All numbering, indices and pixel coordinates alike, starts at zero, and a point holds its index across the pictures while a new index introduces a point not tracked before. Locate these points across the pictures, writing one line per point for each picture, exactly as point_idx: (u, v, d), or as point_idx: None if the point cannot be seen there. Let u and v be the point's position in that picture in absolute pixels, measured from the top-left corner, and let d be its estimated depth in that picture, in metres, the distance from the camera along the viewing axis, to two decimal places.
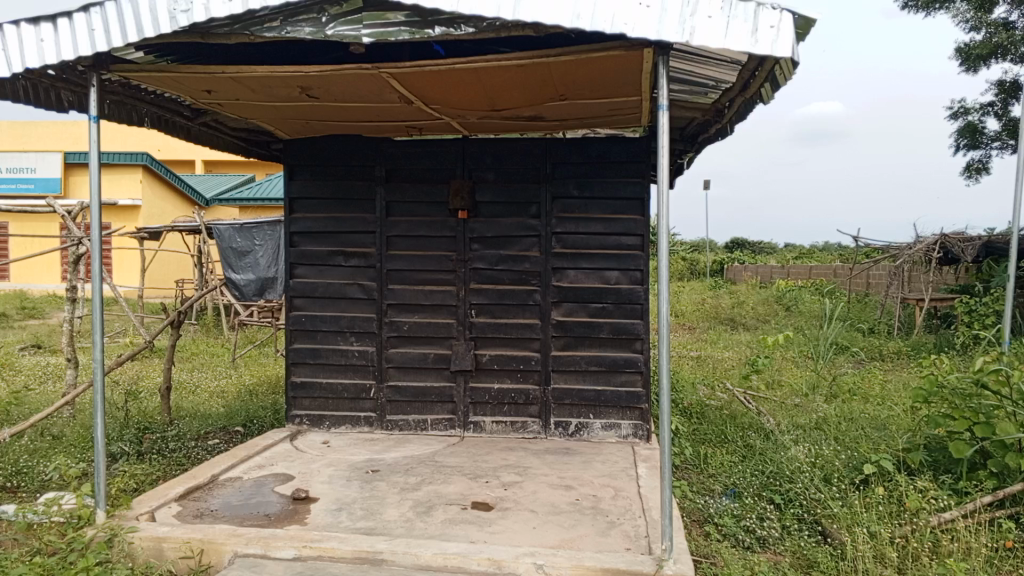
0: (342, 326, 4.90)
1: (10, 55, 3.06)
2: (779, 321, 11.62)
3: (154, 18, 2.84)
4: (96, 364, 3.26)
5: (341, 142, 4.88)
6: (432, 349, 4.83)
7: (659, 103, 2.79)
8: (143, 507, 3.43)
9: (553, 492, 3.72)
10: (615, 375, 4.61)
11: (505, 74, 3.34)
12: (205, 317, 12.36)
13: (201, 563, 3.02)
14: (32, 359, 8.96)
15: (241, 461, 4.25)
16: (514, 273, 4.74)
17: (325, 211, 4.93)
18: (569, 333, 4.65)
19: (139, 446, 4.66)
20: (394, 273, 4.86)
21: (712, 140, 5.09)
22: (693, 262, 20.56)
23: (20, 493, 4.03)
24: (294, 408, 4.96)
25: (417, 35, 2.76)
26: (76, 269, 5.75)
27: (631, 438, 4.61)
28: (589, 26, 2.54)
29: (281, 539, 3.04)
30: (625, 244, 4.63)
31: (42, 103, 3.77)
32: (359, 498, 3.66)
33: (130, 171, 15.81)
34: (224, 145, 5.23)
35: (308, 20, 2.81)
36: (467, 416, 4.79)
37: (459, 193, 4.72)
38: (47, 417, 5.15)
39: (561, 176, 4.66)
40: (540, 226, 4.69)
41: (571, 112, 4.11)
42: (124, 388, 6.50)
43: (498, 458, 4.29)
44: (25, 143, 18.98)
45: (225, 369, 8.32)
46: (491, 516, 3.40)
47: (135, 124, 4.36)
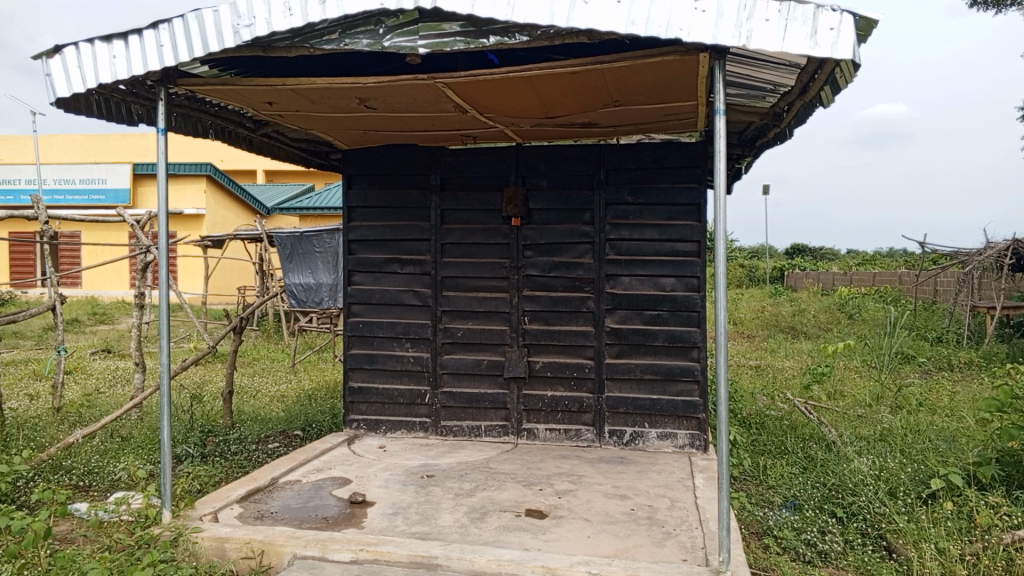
0: (397, 332, 4.97)
1: (85, 72, 3.20)
2: (841, 330, 11.32)
3: (220, 33, 2.94)
4: (163, 367, 3.37)
5: (398, 152, 4.96)
6: (486, 355, 4.85)
7: (716, 107, 2.74)
8: (206, 508, 3.53)
9: (608, 501, 3.69)
10: (671, 383, 4.55)
11: (559, 81, 3.35)
12: (266, 323, 12.66)
13: (262, 563, 3.08)
14: (102, 363, 9.31)
15: (300, 465, 4.34)
16: (567, 280, 4.73)
17: (381, 219, 5.01)
18: (623, 341, 4.61)
19: (203, 449, 4.79)
20: (448, 280, 4.91)
21: (771, 144, 5.00)
22: (752, 269, 20.18)
23: (91, 492, 4.18)
24: (351, 412, 5.04)
25: (472, 45, 2.79)
26: (144, 276, 5.94)
27: (687, 448, 4.54)
28: (644, 31, 2.52)
29: (339, 542, 3.08)
30: (681, 250, 4.56)
31: (114, 117, 3.92)
32: (414, 503, 3.69)
33: (196, 181, 16.36)
34: (285, 156, 5.36)
35: (366, 32, 2.86)
36: (521, 423, 4.78)
37: (513, 201, 4.75)
38: (117, 419, 5.34)
39: (615, 183, 4.64)
40: (594, 232, 4.68)
41: (626, 118, 4.09)
42: (189, 392, 6.69)
43: (553, 466, 4.27)
44: (98, 155, 19.80)
45: (285, 374, 8.49)
46: (545, 523, 3.39)
47: (200, 136, 4.50)
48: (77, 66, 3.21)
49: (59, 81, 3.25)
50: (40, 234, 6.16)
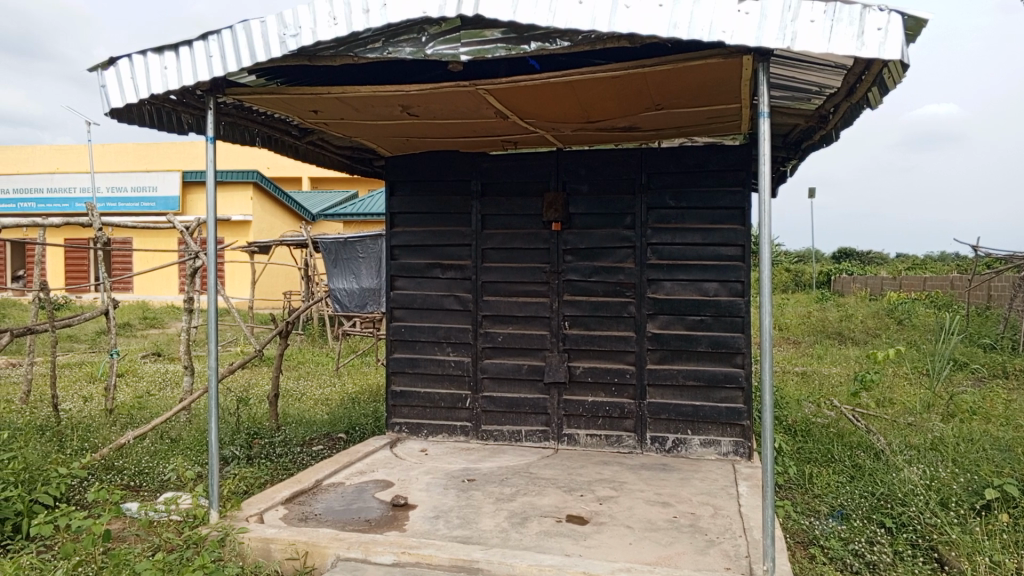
0: (439, 337, 5.01)
1: (138, 82, 3.30)
2: (890, 336, 11.07)
3: (267, 43, 3.00)
4: (211, 370, 3.44)
5: (440, 158, 5.00)
6: (526, 360, 4.86)
7: (760, 110, 2.70)
8: (253, 509, 3.60)
9: (650, 508, 3.66)
10: (715, 390, 4.50)
11: (600, 86, 3.34)
12: (310, 328, 12.86)
13: (306, 564, 3.13)
14: (153, 366, 9.55)
15: (344, 467, 4.39)
16: (608, 285, 4.71)
17: (424, 225, 5.06)
18: (665, 346, 4.57)
19: (249, 451, 4.88)
20: (489, 284, 4.93)
21: (817, 146, 4.92)
22: (797, 273, 19.84)
23: (142, 492, 4.29)
24: (393, 415, 5.10)
25: (513, 51, 2.81)
26: (193, 281, 6.07)
27: (731, 455, 4.48)
28: (686, 35, 2.50)
29: (382, 545, 3.11)
30: (725, 255, 4.51)
31: (165, 127, 4.03)
32: (455, 506, 3.71)
33: (242, 188, 16.69)
34: (329, 163, 5.44)
35: (408, 41, 2.90)
36: (562, 429, 4.78)
37: (553, 205, 4.76)
38: (167, 421, 5.47)
39: (657, 187, 4.61)
40: (635, 237, 4.65)
41: (667, 121, 4.06)
42: (236, 395, 6.83)
43: (594, 471, 4.26)
44: (148, 164, 20.33)
45: (328, 378, 8.62)
46: (587, 530, 3.38)
47: (247, 144, 4.59)
48: (131, 77, 3.31)
49: (113, 92, 3.36)
50: (94, 241, 6.35)
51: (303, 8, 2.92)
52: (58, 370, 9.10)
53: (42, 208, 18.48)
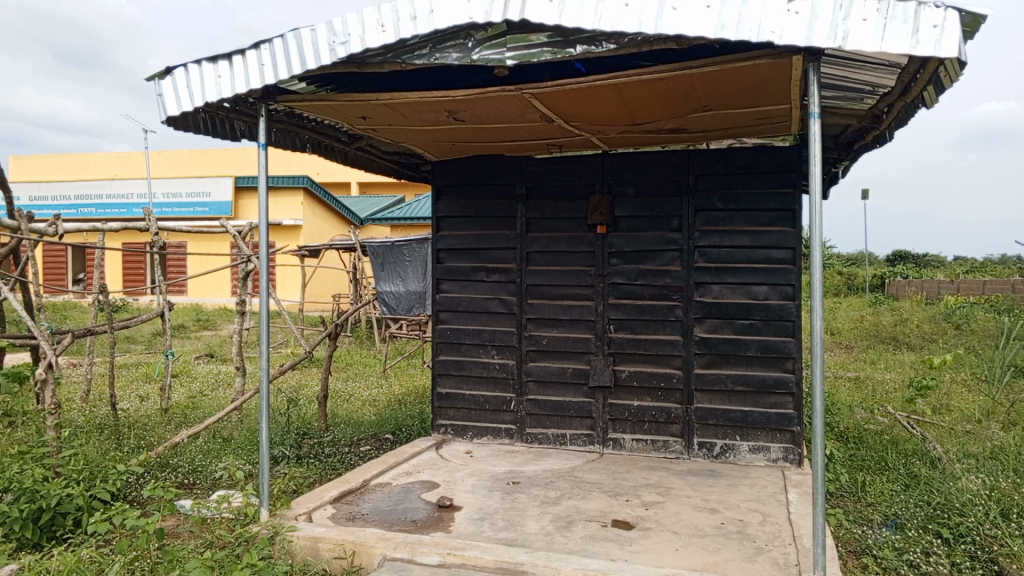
0: (484, 339, 5.04)
1: (193, 90, 3.39)
2: (947, 341, 10.74)
3: (317, 51, 3.06)
4: (263, 371, 3.51)
5: (485, 162, 5.03)
6: (571, 364, 4.85)
7: (810, 110, 2.65)
8: (302, 508, 3.67)
9: (697, 514, 3.62)
10: (764, 396, 4.43)
11: (646, 88, 3.33)
12: (358, 330, 13.03)
13: (354, 563, 3.17)
14: (205, 367, 9.81)
15: (390, 467, 4.44)
16: (654, 288, 4.67)
17: (469, 229, 5.11)
18: (713, 351, 4.51)
19: (299, 450, 4.96)
20: (533, 288, 4.94)
21: (870, 147, 4.81)
22: (850, 276, 19.39)
23: (195, 489, 4.41)
24: (439, 417, 5.15)
25: (559, 55, 2.82)
26: (245, 284, 6.20)
27: (781, 462, 4.40)
28: (735, 35, 2.47)
29: (427, 545, 3.14)
30: (775, 257, 4.43)
31: (219, 133, 4.14)
32: (500, 509, 3.72)
33: (293, 193, 17.01)
34: (377, 167, 5.51)
35: (455, 46, 2.93)
36: (607, 433, 4.75)
37: (598, 208, 4.74)
38: (219, 421, 5.61)
39: (704, 189, 4.56)
40: (682, 239, 4.60)
41: (715, 123, 4.02)
42: (286, 395, 6.96)
43: (640, 477, 4.22)
44: (203, 169, 20.84)
45: (376, 379, 8.72)
46: (632, 534, 3.36)
47: (298, 150, 4.69)
48: (186, 86, 3.41)
49: (169, 100, 3.46)
50: (152, 245, 6.54)
51: (352, 16, 2.97)
52: (116, 371, 9.40)
53: (102, 213, 19.09)
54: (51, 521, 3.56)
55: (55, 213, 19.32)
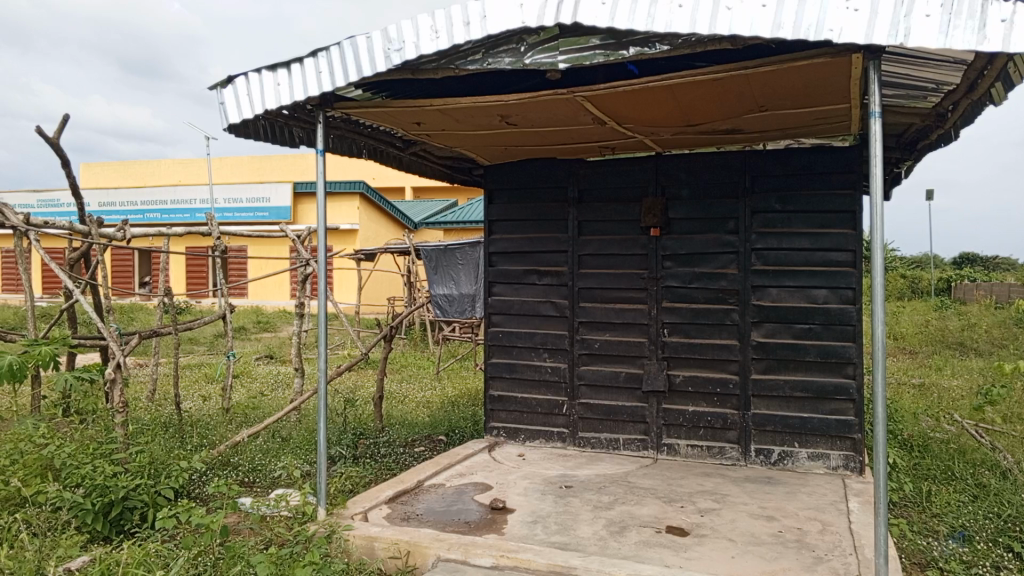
0: (536, 342, 5.06)
1: (254, 99, 3.49)
2: (1019, 347, 10.32)
3: (373, 58, 3.12)
4: (320, 372, 3.58)
5: (537, 165, 5.05)
6: (624, 367, 4.82)
7: (871, 110, 2.58)
8: (358, 507, 3.73)
9: (753, 522, 3.56)
10: (823, 402, 4.33)
11: (701, 89, 3.29)
12: (412, 332, 13.19)
13: (408, 564, 3.21)
14: (265, 368, 10.05)
15: (444, 469, 4.49)
16: (709, 291, 4.61)
17: (521, 232, 5.13)
18: (771, 355, 4.44)
19: (355, 451, 5.04)
20: (586, 291, 4.93)
21: (935, 146, 4.66)
22: (915, 279, 18.78)
23: (255, 487, 4.52)
24: (491, 420, 5.19)
25: (612, 57, 2.81)
26: (303, 287, 6.33)
27: (841, 470, 4.29)
28: (792, 34, 2.43)
29: (481, 547, 3.16)
30: (835, 260, 4.33)
31: (278, 140, 4.24)
32: (553, 512, 3.72)
33: (349, 198, 17.33)
34: (431, 172, 5.58)
35: (508, 51, 2.96)
36: (661, 438, 4.70)
37: (652, 211, 4.70)
38: (279, 420, 5.75)
39: (761, 190, 4.48)
40: (738, 242, 4.53)
41: (772, 123, 3.95)
42: (342, 396, 7.09)
43: (695, 483, 4.17)
44: (262, 175, 21.37)
45: (430, 381, 8.81)
46: (687, 541, 3.32)
47: (354, 155, 4.77)
48: (247, 94, 3.51)
49: (230, 108, 3.57)
50: (214, 249, 6.73)
51: (407, 23, 3.02)
52: (180, 371, 9.70)
53: (166, 219, 19.73)
54: (120, 515, 3.69)
55: (123, 219, 20.04)
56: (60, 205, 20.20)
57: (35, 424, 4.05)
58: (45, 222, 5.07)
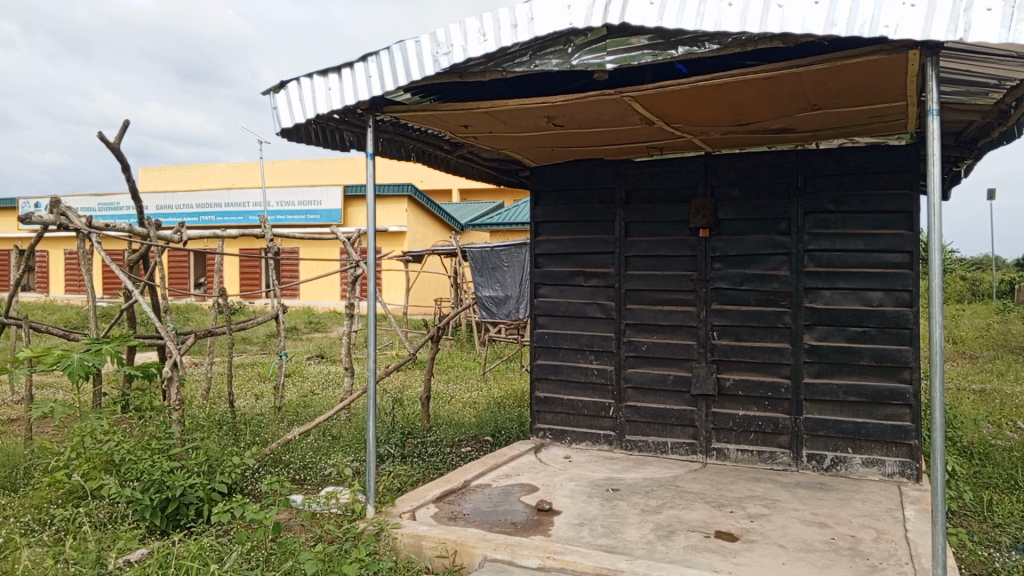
0: (582, 344, 5.05)
1: (305, 104, 3.56)
2: None
3: (421, 62, 3.17)
4: (370, 371, 3.63)
5: (584, 166, 5.04)
6: (672, 370, 4.77)
7: (929, 107, 2.51)
8: (406, 506, 3.77)
9: (805, 528, 3.50)
10: (879, 407, 4.23)
11: (751, 88, 3.25)
12: (460, 333, 13.27)
13: (455, 563, 3.23)
14: (316, 367, 10.24)
15: (491, 469, 4.51)
16: (760, 294, 4.54)
17: (567, 234, 5.13)
18: (824, 359, 4.35)
19: (403, 450, 5.10)
20: (633, 292, 4.90)
21: (997, 144, 4.51)
22: (975, 282, 18.17)
23: (306, 485, 4.61)
24: (538, 421, 5.19)
25: (660, 57, 2.79)
26: (353, 288, 6.42)
27: (897, 477, 4.18)
28: (846, 31, 2.38)
29: (527, 548, 3.17)
30: (891, 262, 4.22)
31: (329, 143, 4.31)
32: (600, 515, 3.71)
33: (398, 200, 17.54)
34: (478, 175, 5.62)
35: (555, 53, 2.95)
36: (710, 443, 4.65)
37: (701, 211, 4.65)
38: (329, 419, 5.84)
39: (814, 190, 4.39)
40: (790, 243, 4.46)
41: (825, 122, 3.87)
42: (390, 395, 7.18)
43: (745, 488, 4.11)
44: (313, 179, 21.76)
45: (478, 382, 8.85)
46: (736, 547, 3.27)
47: (403, 158, 4.83)
48: (299, 98, 3.58)
49: (284, 113, 3.65)
50: (267, 250, 6.88)
51: (456, 27, 3.06)
52: (233, 370, 9.92)
53: (220, 221, 20.22)
54: (176, 510, 3.81)
55: (180, 222, 20.63)
56: (120, 208, 20.86)
57: (97, 420, 4.20)
58: (106, 225, 5.24)
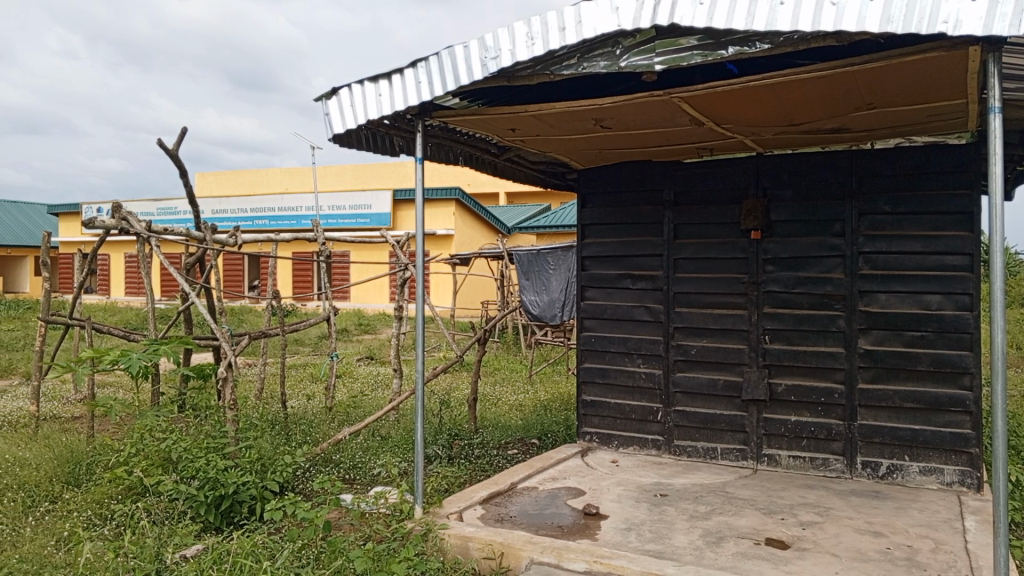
0: (629, 348, 5.02)
1: (356, 110, 3.62)
2: None
3: (470, 67, 3.19)
4: (418, 372, 3.66)
5: (632, 168, 5.01)
6: (722, 375, 4.71)
7: (991, 105, 2.43)
8: (453, 507, 3.80)
9: (860, 537, 3.41)
10: (937, 414, 4.10)
11: (803, 87, 3.19)
12: (506, 336, 13.31)
13: (502, 565, 3.24)
14: (366, 368, 10.39)
15: (537, 472, 4.51)
16: (814, 297, 4.45)
17: (615, 236, 5.10)
18: (879, 364, 4.24)
19: (451, 451, 5.14)
20: (682, 295, 4.85)
21: None
22: None
23: (356, 484, 4.69)
24: (584, 425, 5.17)
25: (710, 57, 2.76)
26: (402, 290, 6.48)
27: (957, 486, 4.06)
28: (902, 28, 2.33)
29: (574, 552, 3.16)
30: (950, 264, 4.10)
31: (378, 148, 4.38)
32: (648, 520, 3.68)
33: (445, 203, 17.67)
34: (526, 178, 5.63)
35: (603, 54, 2.94)
36: (761, 449, 4.58)
37: (752, 213, 4.58)
38: (378, 420, 5.92)
39: (870, 191, 4.29)
40: (844, 245, 4.36)
41: (880, 121, 3.78)
42: (438, 397, 7.24)
43: (796, 495, 4.03)
44: (363, 184, 22.10)
45: (524, 385, 8.86)
46: (788, 554, 3.22)
47: (451, 162, 4.87)
48: (351, 104, 3.65)
49: (335, 119, 3.71)
50: (319, 253, 7.01)
51: (504, 31, 3.08)
52: (286, 371, 10.13)
53: (274, 225, 20.66)
54: (230, 507, 3.91)
55: (234, 226, 21.13)
56: (177, 212, 21.44)
57: (156, 419, 4.33)
58: (164, 230, 5.40)
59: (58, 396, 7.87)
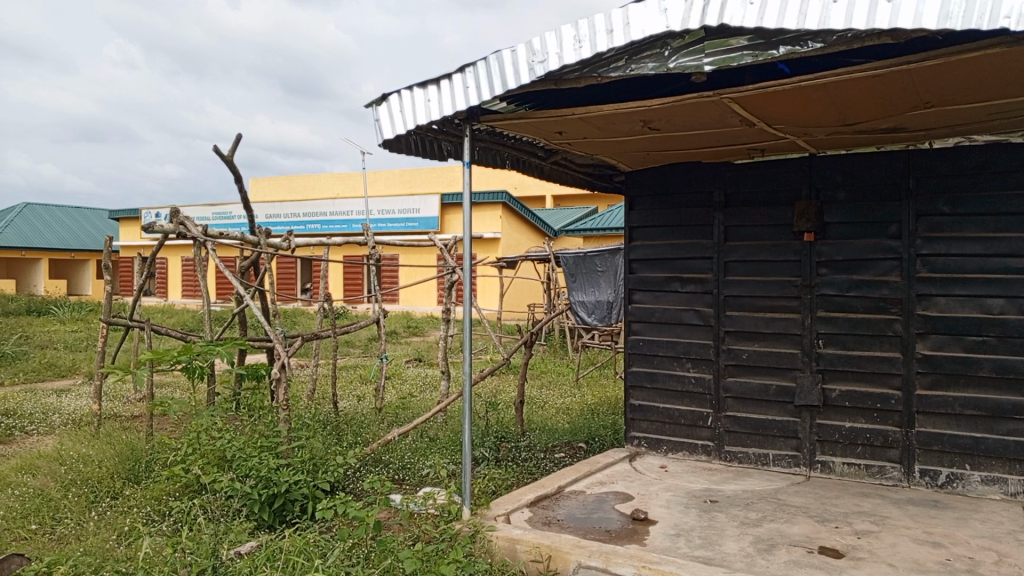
0: (679, 352, 4.97)
1: (405, 115, 3.67)
2: None
3: (518, 71, 3.21)
4: (466, 375, 3.69)
5: (681, 170, 4.97)
6: (774, 380, 4.63)
7: None
8: (501, 509, 3.82)
9: (918, 548, 3.32)
10: (1000, 422, 3.97)
11: (857, 86, 3.13)
12: (554, 339, 13.28)
13: (549, 568, 3.25)
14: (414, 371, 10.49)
15: (585, 476, 4.50)
16: (869, 300, 4.35)
17: (664, 238, 5.06)
18: (938, 370, 4.12)
19: (498, 453, 5.16)
20: (732, 298, 4.79)
21: None
22: None
23: (405, 484, 4.75)
24: (633, 429, 5.14)
25: (760, 57, 2.73)
26: (451, 293, 6.52)
27: (1021, 497, 3.92)
28: (961, 24, 2.26)
29: (622, 556, 3.15)
30: (1014, 267, 3.96)
31: (426, 152, 4.42)
32: (697, 526, 3.64)
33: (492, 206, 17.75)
34: (573, 180, 5.63)
35: (651, 56, 2.93)
36: (814, 456, 4.49)
37: (804, 215, 4.49)
38: (426, 422, 5.98)
39: (927, 192, 4.17)
40: (901, 247, 4.24)
41: (939, 120, 3.68)
42: (486, 400, 7.27)
43: (851, 503, 3.94)
44: (412, 188, 22.34)
45: (571, 388, 8.84)
46: (842, 564, 3.15)
47: (498, 165, 4.90)
48: (400, 109, 3.70)
49: (385, 124, 3.77)
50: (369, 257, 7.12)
51: (552, 34, 3.09)
52: (336, 372, 10.30)
53: (325, 229, 21.03)
54: (282, 506, 3.99)
55: (287, 230, 21.58)
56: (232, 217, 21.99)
57: (211, 418, 4.45)
58: (220, 234, 5.55)
59: (120, 395, 8.14)
